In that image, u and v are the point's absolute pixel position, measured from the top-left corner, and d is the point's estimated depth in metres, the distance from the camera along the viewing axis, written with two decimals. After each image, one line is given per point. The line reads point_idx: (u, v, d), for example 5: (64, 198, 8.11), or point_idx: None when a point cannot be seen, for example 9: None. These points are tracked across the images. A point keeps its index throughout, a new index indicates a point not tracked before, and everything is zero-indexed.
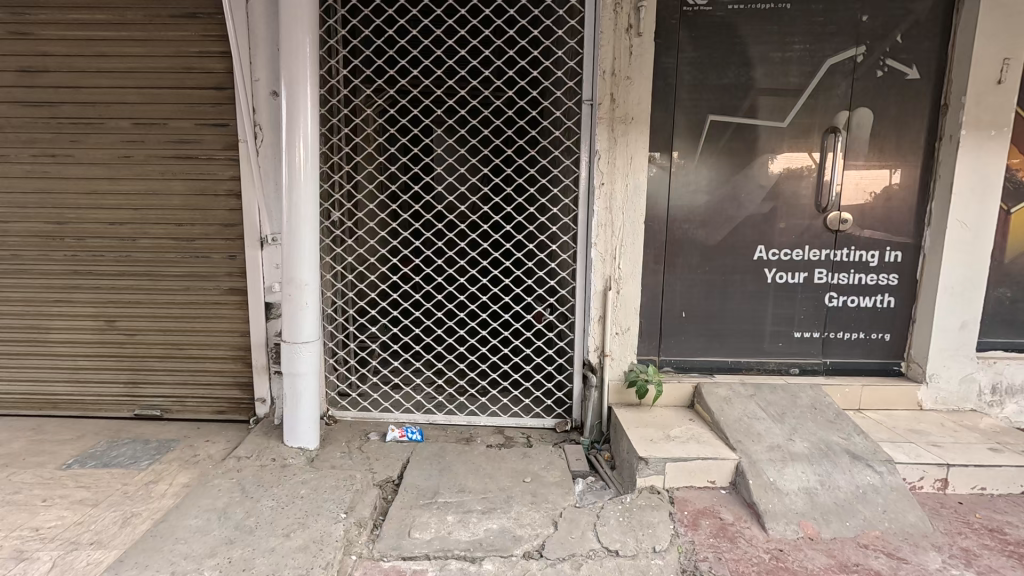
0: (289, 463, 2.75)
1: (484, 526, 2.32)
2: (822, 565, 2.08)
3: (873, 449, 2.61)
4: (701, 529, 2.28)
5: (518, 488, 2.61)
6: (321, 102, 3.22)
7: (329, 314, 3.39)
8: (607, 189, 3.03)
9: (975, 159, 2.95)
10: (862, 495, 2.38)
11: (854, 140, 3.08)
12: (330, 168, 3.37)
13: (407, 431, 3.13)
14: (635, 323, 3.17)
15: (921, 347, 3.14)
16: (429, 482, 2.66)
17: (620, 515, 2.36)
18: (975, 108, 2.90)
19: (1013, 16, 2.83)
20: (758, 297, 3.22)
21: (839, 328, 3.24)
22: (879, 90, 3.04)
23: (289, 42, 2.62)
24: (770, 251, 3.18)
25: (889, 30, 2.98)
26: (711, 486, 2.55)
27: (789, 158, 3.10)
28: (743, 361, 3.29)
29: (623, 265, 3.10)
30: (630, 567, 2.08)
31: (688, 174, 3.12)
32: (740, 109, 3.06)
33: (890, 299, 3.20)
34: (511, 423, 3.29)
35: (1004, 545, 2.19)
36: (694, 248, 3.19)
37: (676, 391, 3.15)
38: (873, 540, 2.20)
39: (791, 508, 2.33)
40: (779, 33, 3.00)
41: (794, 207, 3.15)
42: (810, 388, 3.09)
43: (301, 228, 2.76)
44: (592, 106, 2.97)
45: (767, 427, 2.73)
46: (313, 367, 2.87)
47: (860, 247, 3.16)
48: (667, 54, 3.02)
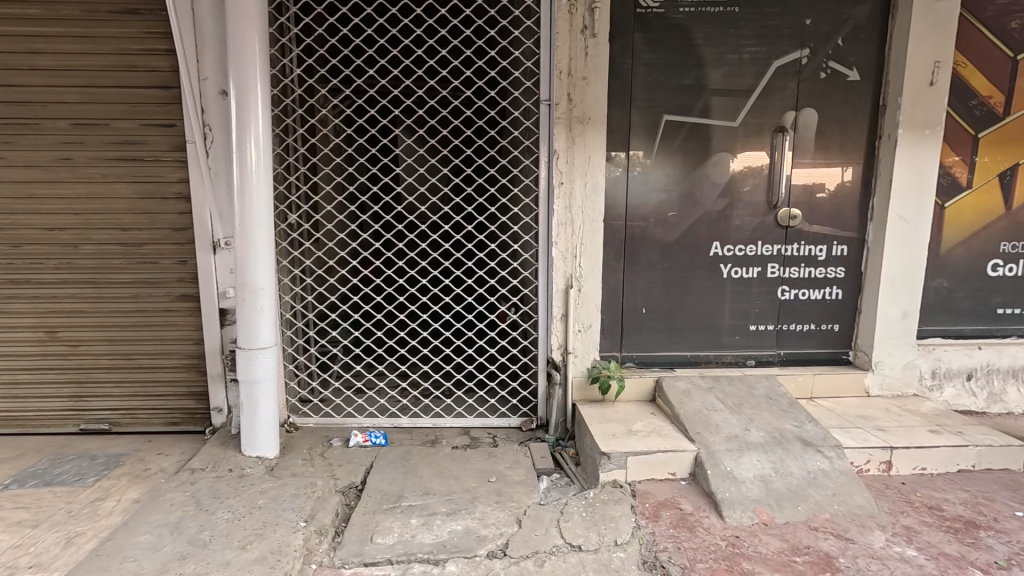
0: (247, 473, 2.67)
1: (448, 528, 2.31)
2: (775, 549, 2.15)
3: (823, 435, 2.71)
4: (662, 520, 2.33)
5: (483, 488, 2.61)
6: (275, 102, 3.15)
7: (288, 319, 3.32)
8: (567, 187, 3.06)
9: (911, 156, 3.11)
10: (813, 480, 2.48)
11: (800, 139, 3.21)
12: (285, 170, 3.29)
13: (371, 435, 3.09)
14: (597, 320, 3.21)
15: (867, 336, 3.29)
16: (392, 485, 2.63)
17: (583, 510, 2.39)
18: (910, 107, 3.05)
19: (943, 22, 2.99)
20: (716, 292, 3.31)
21: (792, 320, 3.36)
22: (823, 91, 3.16)
23: (237, 40, 2.55)
24: (725, 247, 3.28)
25: (832, 33, 3.11)
26: (672, 478, 2.61)
27: (741, 156, 3.20)
28: (702, 355, 3.38)
29: (583, 263, 3.14)
30: (592, 562, 2.10)
31: (645, 174, 3.18)
32: (693, 109, 3.14)
33: (837, 291, 3.35)
34: (477, 423, 3.29)
35: (941, 521, 2.32)
36: (652, 245, 3.25)
37: (638, 386, 3.21)
38: (823, 523, 2.29)
39: (747, 495, 2.41)
40: (730, 36, 3.09)
41: (746, 204, 3.25)
42: (765, 379, 3.19)
43: (255, 231, 2.68)
44: (550, 105, 2.98)
45: (724, 418, 2.81)
46: (271, 374, 2.80)
47: (809, 243, 3.29)
48: (622, 55, 3.08)
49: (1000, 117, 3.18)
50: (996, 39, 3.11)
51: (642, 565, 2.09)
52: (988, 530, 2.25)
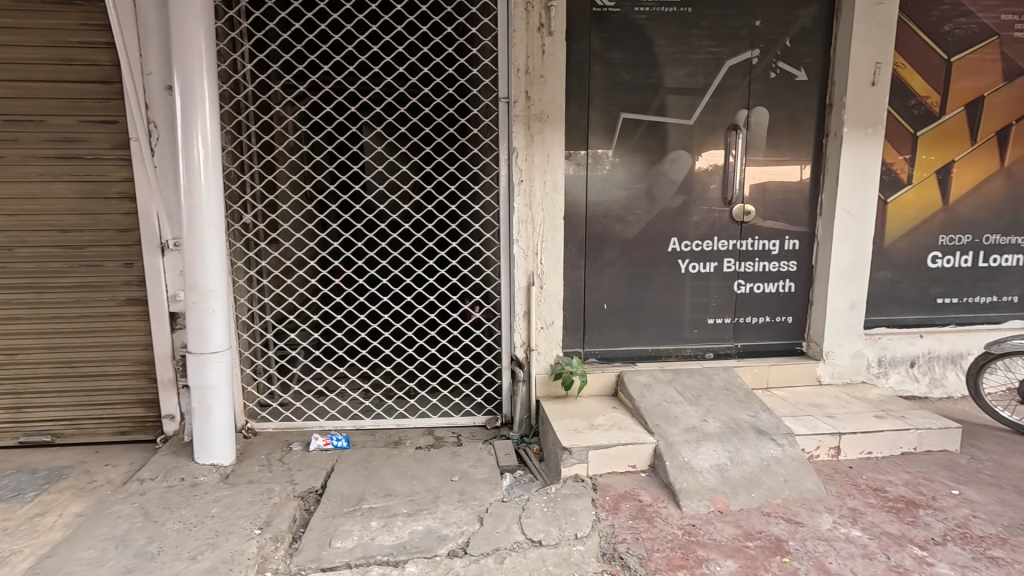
0: (200, 482, 2.59)
1: (409, 529, 2.29)
2: (729, 535, 2.21)
3: (776, 424, 2.80)
4: (622, 512, 2.37)
5: (445, 488, 2.60)
6: (225, 98, 3.05)
7: (244, 322, 3.23)
8: (526, 185, 3.07)
9: (856, 154, 3.23)
10: (766, 467, 2.56)
11: (753, 137, 3.29)
12: (238, 168, 3.19)
13: (332, 437, 3.02)
14: (559, 317, 3.23)
15: (819, 327, 3.42)
16: (353, 488, 2.59)
17: (545, 505, 2.40)
18: (854, 106, 3.18)
19: (883, 25, 3.12)
20: (675, 287, 3.38)
21: (748, 313, 3.46)
22: (773, 90, 3.26)
23: (182, 34, 2.46)
24: (683, 243, 3.34)
25: (780, 34, 3.21)
26: (632, 470, 2.66)
27: (696, 155, 3.27)
28: (663, 349, 3.44)
29: (544, 261, 3.16)
30: (553, 556, 2.12)
31: (604, 171, 3.22)
32: (651, 107, 3.20)
33: (790, 284, 3.46)
34: (441, 423, 3.27)
35: (884, 502, 2.43)
36: (613, 241, 3.29)
37: (600, 381, 3.25)
38: (775, 508, 2.37)
39: (703, 485, 2.46)
40: (683, 36, 3.15)
41: (704, 200, 3.32)
42: (723, 371, 3.28)
43: (204, 231, 2.60)
44: (509, 103, 2.99)
45: (683, 410, 2.88)
46: (225, 378, 2.72)
47: (763, 237, 3.39)
48: (580, 52, 3.10)
49: (936, 116, 3.34)
50: (932, 43, 3.27)
51: (601, 557, 2.11)
52: (927, 509, 2.36)
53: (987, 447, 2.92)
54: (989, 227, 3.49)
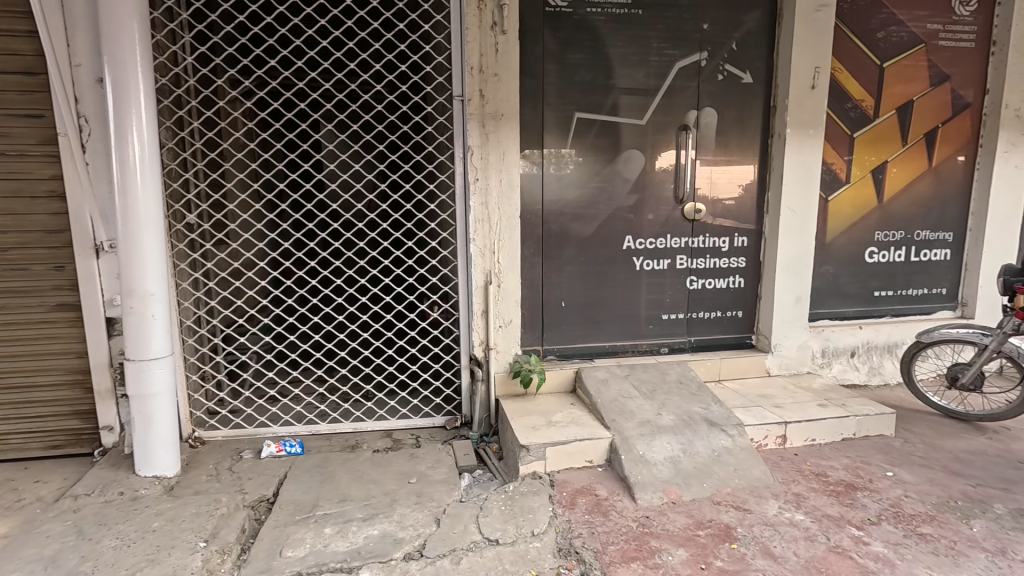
0: (141, 495, 2.47)
1: (364, 534, 2.25)
2: (681, 525, 2.27)
3: (727, 415, 2.89)
4: (578, 506, 2.40)
5: (402, 490, 2.56)
6: (165, 92, 2.91)
7: (190, 327, 3.08)
8: (482, 184, 3.06)
9: (799, 153, 3.37)
10: (717, 457, 2.64)
11: (702, 137, 3.39)
12: (181, 166, 3.05)
13: (285, 444, 2.94)
14: (517, 315, 3.24)
15: (766, 320, 3.55)
16: (306, 495, 2.52)
17: (502, 504, 2.41)
18: (796, 108, 3.32)
19: (822, 30, 3.27)
20: (632, 284, 3.44)
21: (700, 308, 3.55)
22: (720, 92, 3.37)
23: (112, 25, 2.33)
24: (637, 241, 3.41)
25: (726, 37, 3.32)
26: (589, 465, 2.70)
27: (649, 154, 3.34)
28: (620, 345, 3.50)
29: (501, 259, 3.16)
30: (509, 554, 2.12)
31: (558, 170, 3.24)
32: (604, 107, 3.24)
33: (739, 280, 3.58)
34: (400, 425, 3.22)
35: (826, 486, 2.54)
36: (570, 239, 3.32)
37: (559, 378, 3.28)
38: (725, 497, 2.45)
39: (657, 477, 2.52)
40: (634, 37, 3.21)
41: (657, 199, 3.39)
42: (677, 365, 3.36)
43: (141, 231, 2.47)
44: (462, 102, 2.96)
45: (638, 404, 2.93)
46: (168, 386, 2.60)
47: (713, 235, 3.49)
48: (533, 51, 3.12)
49: (871, 119, 3.53)
50: (867, 49, 3.45)
51: (557, 553, 2.13)
52: (864, 491, 2.49)
53: (919, 430, 3.11)
54: (920, 223, 3.71)
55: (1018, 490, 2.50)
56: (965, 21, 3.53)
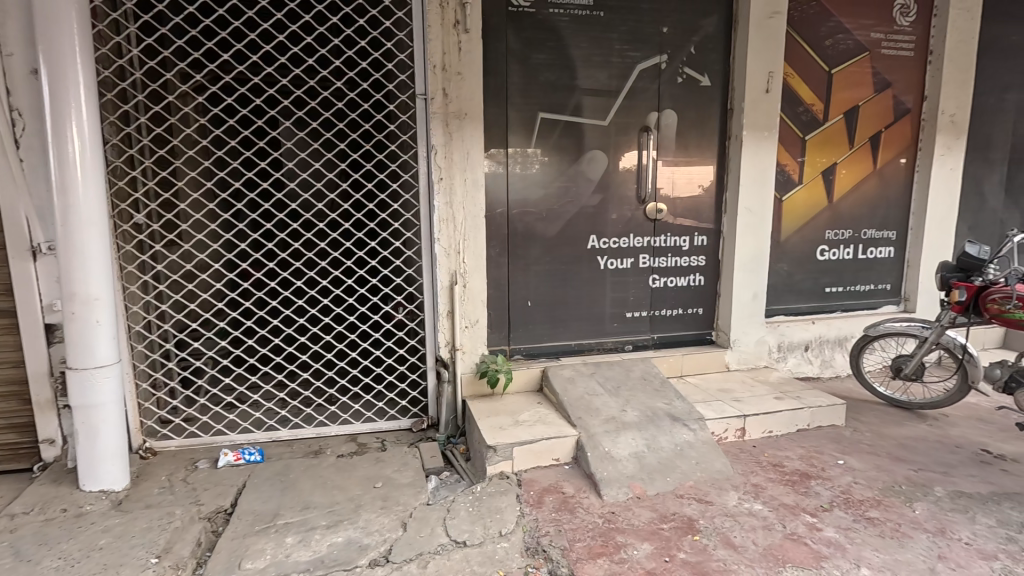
0: (86, 511, 2.34)
1: (328, 541, 2.19)
2: (645, 519, 2.31)
3: (689, 409, 2.96)
4: (545, 504, 2.41)
5: (368, 495, 2.51)
6: (108, 85, 2.76)
7: (139, 333, 2.93)
8: (446, 184, 3.04)
9: (755, 155, 3.49)
10: (680, 452, 2.71)
11: (663, 138, 3.46)
12: (127, 163, 2.89)
13: (244, 452, 2.84)
14: (483, 315, 3.23)
15: (725, 317, 3.66)
16: (267, 504, 2.44)
17: (470, 505, 2.40)
18: (751, 111, 3.43)
19: (775, 37, 3.39)
20: (596, 283, 3.48)
21: (662, 306, 3.63)
22: (680, 94, 3.44)
23: (47, 13, 2.19)
24: (601, 240, 3.45)
25: (685, 41, 3.40)
26: (556, 464, 2.72)
27: (612, 155, 3.38)
28: (585, 343, 3.53)
29: (466, 259, 3.14)
30: (477, 555, 2.11)
31: (522, 170, 3.24)
32: (567, 107, 3.27)
33: (699, 278, 3.68)
34: (365, 428, 3.16)
35: (782, 476, 2.64)
36: (534, 238, 3.33)
37: (525, 377, 3.28)
38: (688, 490, 2.51)
39: (622, 472, 2.56)
40: (597, 38, 3.25)
41: (620, 199, 3.44)
42: (641, 362, 3.42)
43: (82, 232, 2.33)
44: (426, 100, 2.92)
45: (604, 401, 2.98)
46: (115, 395, 2.46)
47: (674, 234, 3.57)
48: (497, 51, 3.11)
49: (821, 123, 3.69)
50: (816, 56, 3.60)
51: (525, 552, 2.13)
52: (818, 479, 2.60)
53: (867, 420, 3.27)
54: (866, 223, 3.90)
55: (956, 473, 2.66)
56: (905, 31, 3.73)
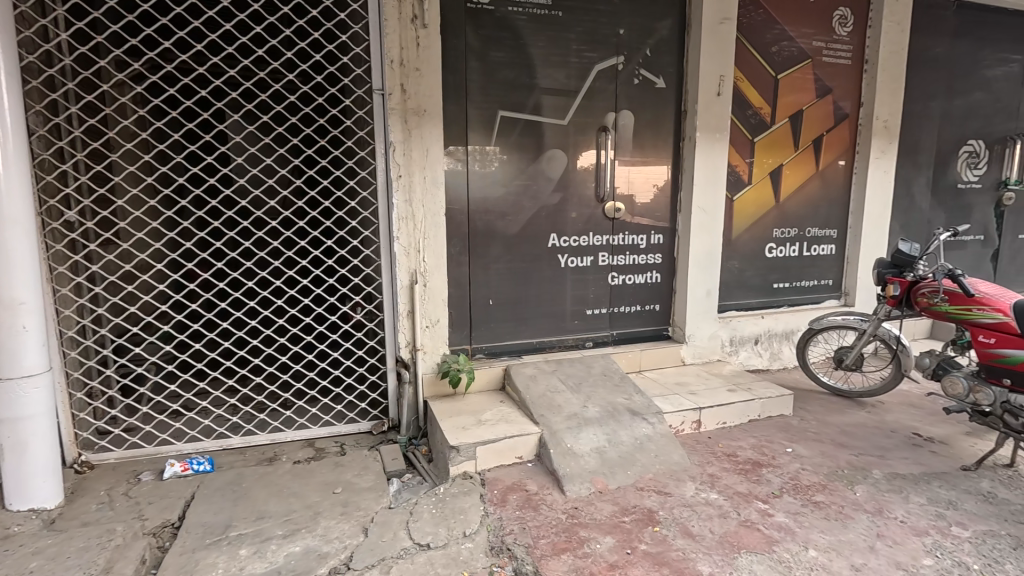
0: (13, 534, 2.16)
1: (284, 551, 2.11)
2: (607, 513, 2.35)
3: (648, 404, 3.03)
4: (509, 503, 2.41)
5: (327, 502, 2.44)
6: (34, 72, 2.54)
7: (72, 339, 2.73)
8: (405, 181, 2.99)
9: (708, 156, 3.61)
10: (639, 445, 2.77)
11: (621, 139, 3.52)
12: (56, 156, 2.68)
13: (192, 462, 2.70)
14: (445, 315, 3.21)
15: (681, 312, 3.77)
16: (218, 516, 2.32)
17: (433, 506, 2.37)
18: (704, 113, 3.54)
19: (724, 41, 3.51)
20: (557, 281, 3.51)
21: (621, 303, 3.71)
22: (637, 94, 3.52)
23: None
24: (562, 238, 3.48)
25: (641, 43, 3.47)
26: (519, 461, 2.73)
27: (572, 154, 3.42)
28: (547, 341, 3.56)
29: (427, 258, 3.10)
30: (441, 557, 2.09)
31: (482, 168, 3.23)
32: (527, 106, 3.27)
33: (656, 275, 3.77)
34: (323, 433, 3.06)
35: (736, 465, 2.75)
36: (495, 237, 3.33)
37: (487, 376, 3.28)
38: (648, 482, 2.57)
39: (584, 468, 2.60)
40: (554, 38, 3.27)
41: (579, 198, 3.48)
42: (601, 358, 3.47)
43: (4, 231, 2.14)
44: (383, 96, 2.86)
45: (566, 398, 3.01)
46: (46, 406, 2.29)
47: (632, 232, 3.65)
48: (455, 47, 3.08)
49: (768, 125, 3.85)
50: (763, 62, 3.75)
51: (489, 552, 2.12)
52: (768, 467, 2.72)
53: (813, 409, 3.45)
54: (810, 222, 4.11)
55: (892, 456, 2.85)
56: (843, 40, 3.95)
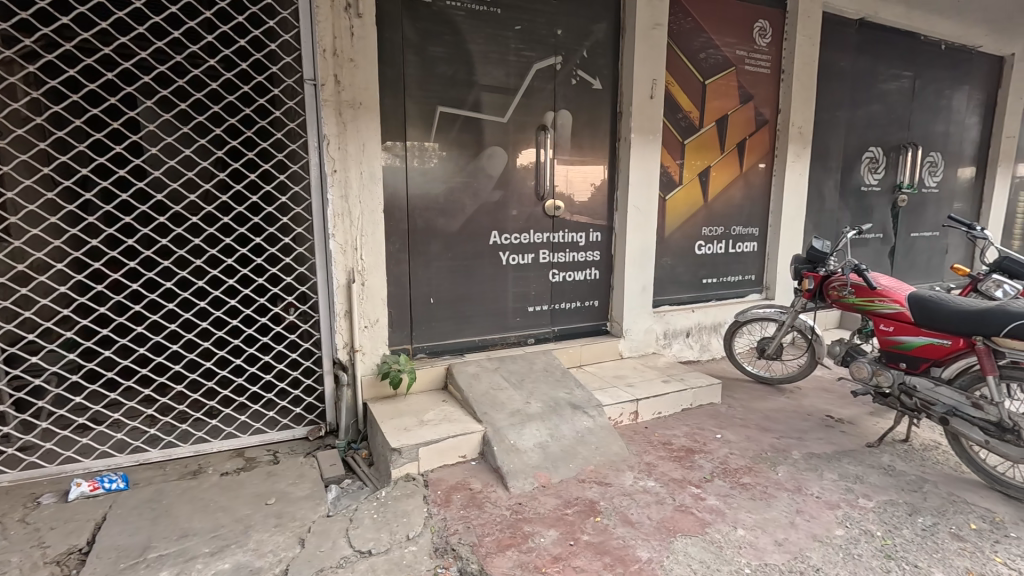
0: None
1: (212, 570, 1.98)
2: (550, 507, 2.39)
3: (588, 397, 3.10)
4: (453, 503, 2.39)
5: (259, 514, 2.31)
6: None
7: None
8: (340, 176, 2.88)
9: (642, 156, 3.74)
10: (581, 438, 2.83)
11: (559, 138, 3.57)
12: None
13: (103, 480, 2.46)
14: (384, 314, 3.12)
15: (619, 308, 3.89)
16: (134, 537, 2.14)
17: (374, 512, 2.31)
18: (638, 115, 3.67)
19: (655, 46, 3.64)
20: (499, 277, 3.51)
21: (562, 300, 3.77)
22: (575, 95, 3.58)
23: None
24: (503, 236, 3.48)
25: (578, 45, 3.53)
26: (463, 460, 2.71)
27: (512, 152, 3.43)
28: (489, 338, 3.56)
29: (364, 256, 3.01)
30: (383, 563, 2.03)
31: (422, 164, 3.17)
32: (466, 103, 3.24)
33: (595, 272, 3.87)
34: (253, 441, 2.89)
35: (670, 452, 2.88)
36: (436, 235, 3.28)
37: (429, 376, 3.23)
38: (589, 474, 2.64)
39: (528, 463, 2.62)
40: (492, 35, 3.26)
41: (519, 195, 3.49)
42: (543, 355, 3.52)
43: None
44: (315, 86, 2.74)
45: (509, 395, 3.02)
46: None
47: (571, 230, 3.72)
48: (391, 40, 3.00)
49: (697, 128, 4.05)
50: (692, 67, 3.94)
51: (434, 553, 2.09)
52: (701, 454, 2.86)
53: (739, 396, 3.67)
54: (734, 220, 4.37)
55: (808, 437, 3.09)
56: (762, 50, 4.21)
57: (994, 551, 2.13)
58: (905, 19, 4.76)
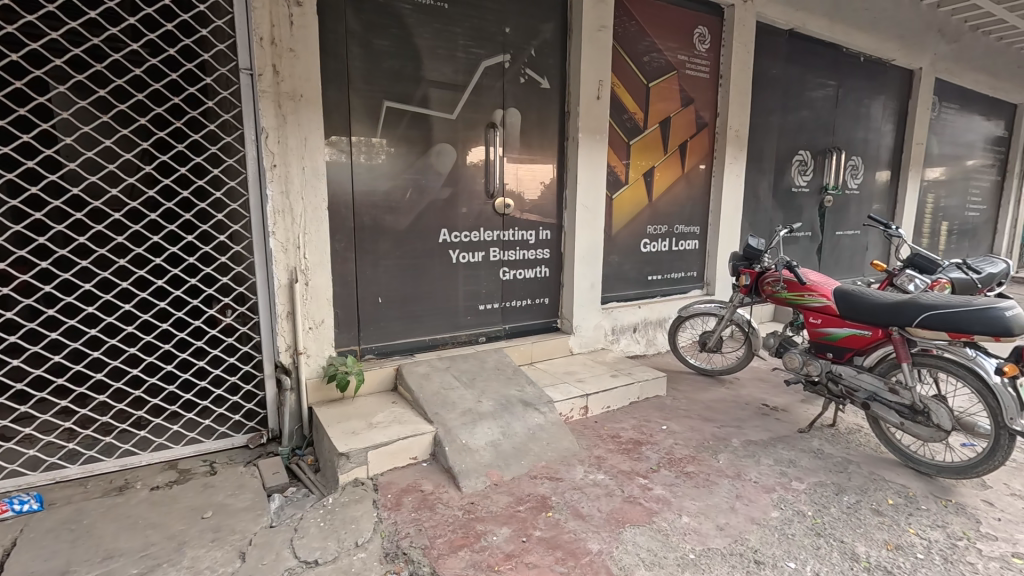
0: None
1: None
2: (502, 504, 2.39)
3: (540, 394, 3.13)
4: (404, 506, 2.34)
5: (194, 530, 2.17)
6: None
7: None
8: (280, 172, 2.76)
9: (590, 155, 3.80)
10: (533, 435, 2.85)
11: (508, 136, 3.57)
12: None
13: (11, 501, 2.23)
14: (330, 315, 3.03)
15: (568, 305, 3.95)
16: (49, 562, 1.96)
17: (320, 520, 2.23)
18: (585, 115, 3.73)
19: (601, 48, 3.71)
20: (449, 276, 3.47)
21: (512, 297, 3.78)
22: (523, 94, 3.59)
23: None
24: (453, 234, 3.45)
25: (526, 44, 3.54)
26: (414, 462, 2.67)
27: (461, 150, 3.39)
28: (439, 338, 3.52)
29: (307, 254, 2.89)
30: (330, 572, 1.96)
31: (367, 160, 3.08)
32: (413, 98, 3.18)
33: (545, 269, 3.91)
34: (186, 452, 2.72)
35: (619, 445, 2.95)
36: (383, 233, 3.20)
37: (377, 377, 3.15)
38: (541, 470, 2.66)
39: (480, 462, 2.62)
40: (440, 31, 3.22)
41: (470, 193, 3.47)
42: (494, 353, 3.51)
43: None
44: (252, 77, 2.58)
45: (460, 394, 3.00)
46: None
47: (521, 228, 3.73)
48: (334, 30, 2.89)
49: (641, 129, 4.17)
50: (636, 70, 4.05)
51: (384, 558, 2.04)
52: (647, 445, 2.95)
53: (683, 388, 3.82)
54: (677, 219, 4.53)
55: (746, 425, 3.25)
56: (702, 55, 4.38)
57: (908, 523, 2.32)
58: (830, 31, 5.09)
